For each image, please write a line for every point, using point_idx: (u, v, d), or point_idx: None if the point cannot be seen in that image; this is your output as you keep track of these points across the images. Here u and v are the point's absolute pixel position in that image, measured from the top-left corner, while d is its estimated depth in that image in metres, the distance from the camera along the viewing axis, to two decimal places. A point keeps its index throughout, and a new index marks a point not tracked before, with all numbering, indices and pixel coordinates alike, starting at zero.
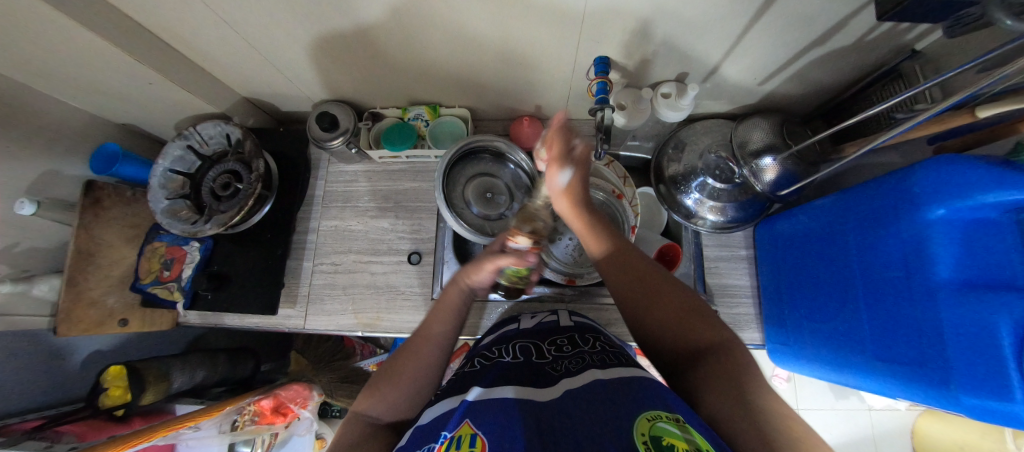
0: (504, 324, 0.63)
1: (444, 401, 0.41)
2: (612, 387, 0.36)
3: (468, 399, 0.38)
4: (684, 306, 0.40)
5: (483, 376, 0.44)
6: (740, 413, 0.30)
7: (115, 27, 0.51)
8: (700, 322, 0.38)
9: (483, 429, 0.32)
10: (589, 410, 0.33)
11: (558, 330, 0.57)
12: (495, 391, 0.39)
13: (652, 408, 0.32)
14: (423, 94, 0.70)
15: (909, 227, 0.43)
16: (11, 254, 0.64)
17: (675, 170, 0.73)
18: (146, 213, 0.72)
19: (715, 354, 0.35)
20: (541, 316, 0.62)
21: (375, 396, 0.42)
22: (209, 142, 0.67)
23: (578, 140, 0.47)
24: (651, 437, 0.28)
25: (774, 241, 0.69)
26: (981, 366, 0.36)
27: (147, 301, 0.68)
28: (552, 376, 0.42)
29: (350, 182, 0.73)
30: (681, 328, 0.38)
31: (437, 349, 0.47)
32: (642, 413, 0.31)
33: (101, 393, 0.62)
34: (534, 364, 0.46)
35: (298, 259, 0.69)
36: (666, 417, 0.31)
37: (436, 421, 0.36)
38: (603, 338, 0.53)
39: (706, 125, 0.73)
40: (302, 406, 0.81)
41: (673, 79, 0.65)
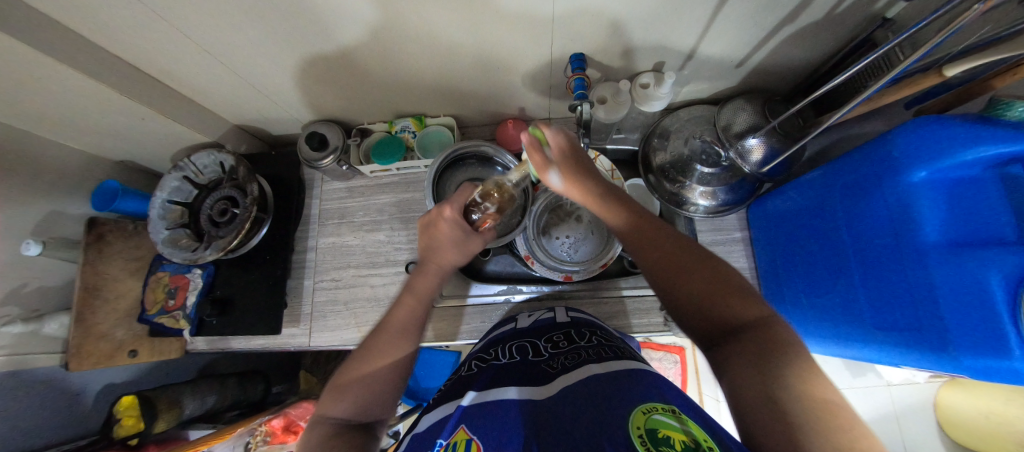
0: (503, 325, 0.64)
1: (440, 408, 0.41)
2: (608, 381, 0.37)
3: (463, 404, 0.39)
4: (718, 283, 0.38)
5: (482, 378, 0.45)
6: (769, 397, 0.29)
7: (102, 67, 0.53)
8: (734, 300, 0.36)
9: (479, 434, 0.33)
10: (587, 406, 0.33)
11: (554, 327, 0.57)
12: (492, 393, 0.40)
13: (648, 400, 0.33)
14: (408, 106, 0.71)
15: (893, 192, 0.44)
16: (22, 295, 0.65)
17: (662, 159, 0.73)
18: (148, 245, 0.74)
19: (752, 332, 0.34)
20: (537, 314, 0.63)
21: (341, 398, 0.42)
22: (204, 171, 0.69)
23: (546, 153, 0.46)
24: (647, 430, 0.28)
25: (765, 219, 0.69)
26: (981, 323, 0.36)
27: (155, 331, 0.70)
28: (549, 374, 0.42)
29: (344, 198, 0.74)
30: (713, 305, 0.37)
31: (404, 342, 0.47)
32: (639, 405, 0.32)
33: (114, 425, 0.63)
34: (530, 364, 0.46)
35: (298, 278, 0.70)
36: (662, 409, 0.31)
37: (433, 428, 0.37)
38: (599, 332, 0.53)
39: (688, 112, 0.74)
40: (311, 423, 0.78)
41: (651, 69, 0.66)
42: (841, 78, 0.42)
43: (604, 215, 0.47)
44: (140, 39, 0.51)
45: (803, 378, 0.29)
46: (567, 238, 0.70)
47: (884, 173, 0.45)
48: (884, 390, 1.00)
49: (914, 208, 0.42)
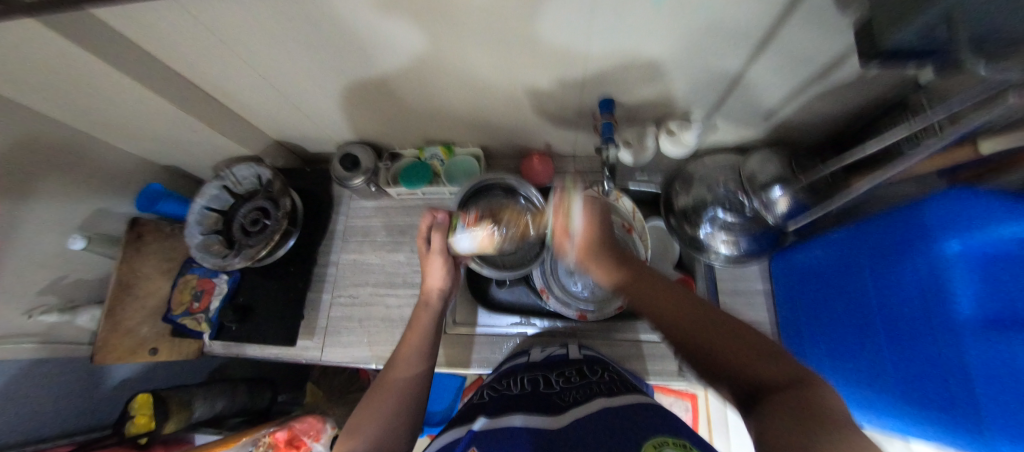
0: (515, 358, 0.64)
1: (451, 432, 0.42)
2: (619, 414, 0.36)
3: (474, 429, 0.39)
4: (753, 346, 0.36)
5: (493, 406, 0.45)
6: (803, 443, 0.26)
7: (167, 82, 0.58)
8: (770, 360, 0.34)
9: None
10: (598, 439, 0.33)
11: (566, 362, 0.56)
12: (503, 420, 0.40)
13: (659, 434, 0.32)
14: (439, 135, 0.74)
15: (924, 262, 0.43)
16: (62, 285, 0.69)
17: (684, 203, 0.73)
18: (182, 246, 0.77)
19: (790, 389, 0.30)
20: (550, 349, 0.62)
21: (357, 437, 0.46)
22: (242, 182, 0.73)
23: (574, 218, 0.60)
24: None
25: (790, 274, 0.68)
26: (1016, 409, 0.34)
27: (176, 331, 0.71)
28: (561, 405, 0.42)
29: (369, 217, 0.76)
30: (739, 363, 0.35)
31: (422, 350, 0.56)
32: (649, 439, 0.31)
33: (126, 422, 0.64)
34: (542, 395, 0.46)
35: (318, 291, 0.72)
36: (674, 443, 0.31)
37: (443, 451, 0.37)
38: (611, 369, 0.52)
39: (714, 158, 0.74)
40: (315, 439, 0.77)
41: (677, 116, 0.68)
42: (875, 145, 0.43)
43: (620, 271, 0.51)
44: (202, 59, 0.56)
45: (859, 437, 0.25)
46: (593, 277, 0.69)
47: (916, 242, 0.44)
48: None
49: (947, 281, 0.40)
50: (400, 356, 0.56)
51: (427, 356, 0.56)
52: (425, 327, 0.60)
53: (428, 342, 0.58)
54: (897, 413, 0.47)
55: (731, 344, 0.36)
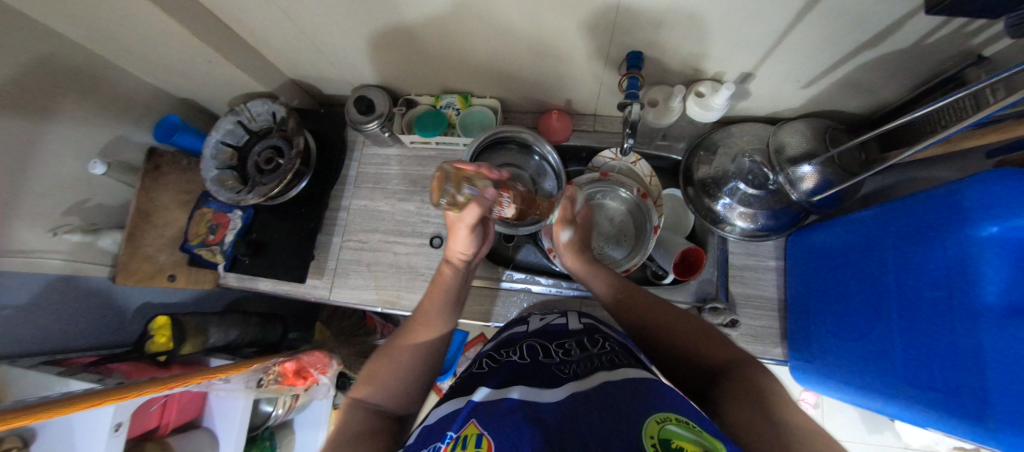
0: (513, 326, 0.64)
1: (451, 402, 0.42)
2: (622, 390, 0.36)
3: (473, 399, 0.39)
4: (698, 335, 0.48)
5: (493, 378, 0.45)
6: (764, 418, 0.34)
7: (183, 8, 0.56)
8: (714, 347, 0.46)
9: (489, 430, 0.32)
10: (606, 414, 0.32)
11: (565, 334, 0.56)
12: (505, 392, 0.40)
13: (660, 410, 0.31)
14: (457, 83, 0.72)
15: (954, 244, 0.41)
16: (83, 208, 0.70)
17: (704, 173, 0.71)
18: (198, 180, 0.78)
19: (738, 372, 0.41)
20: (549, 318, 0.62)
21: (374, 384, 0.48)
22: (257, 119, 0.72)
23: (564, 235, 0.63)
24: (661, 440, 0.27)
25: (806, 253, 0.66)
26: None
27: (193, 260, 0.74)
28: (560, 379, 0.42)
29: (382, 165, 0.76)
30: (698, 351, 0.46)
31: (441, 311, 0.55)
32: (651, 415, 0.31)
33: (147, 339, 0.67)
34: (541, 367, 0.46)
35: (328, 234, 0.73)
36: (675, 420, 0.30)
37: (443, 421, 0.38)
38: (612, 340, 0.52)
39: (742, 127, 0.70)
40: (322, 372, 0.81)
41: (710, 78, 0.64)
42: (907, 119, 0.42)
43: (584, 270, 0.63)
44: None
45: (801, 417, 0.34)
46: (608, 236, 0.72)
47: (949, 223, 0.41)
48: None
49: (976, 264, 0.38)
50: (422, 313, 0.54)
51: (450, 317, 0.55)
52: (450, 291, 0.57)
53: (451, 310, 0.56)
54: (894, 395, 0.47)
55: (682, 335, 0.49)
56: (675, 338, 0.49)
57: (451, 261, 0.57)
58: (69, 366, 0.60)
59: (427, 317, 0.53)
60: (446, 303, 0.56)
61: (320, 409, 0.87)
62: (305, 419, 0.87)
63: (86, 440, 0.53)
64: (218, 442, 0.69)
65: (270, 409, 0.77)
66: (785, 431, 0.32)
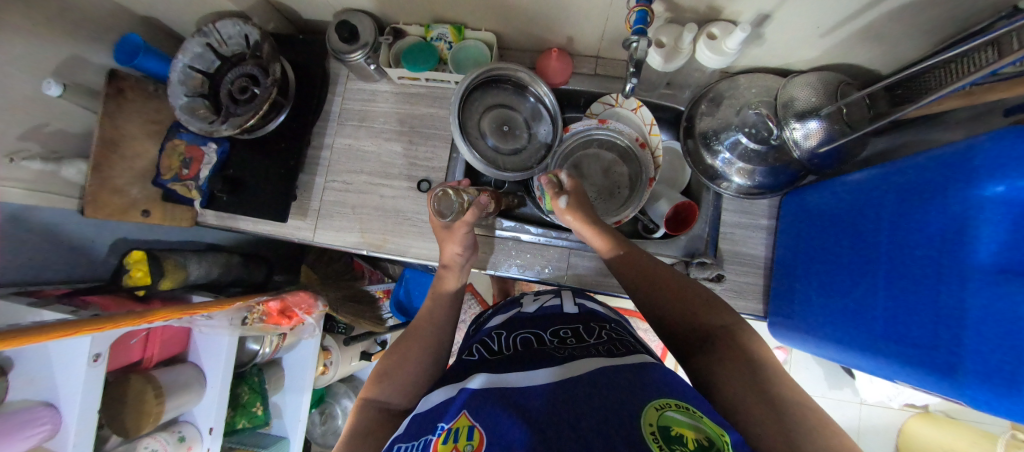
0: (506, 308, 0.63)
1: (444, 388, 0.38)
2: (617, 373, 0.35)
3: (469, 388, 0.35)
4: (695, 299, 0.49)
5: (488, 365, 0.41)
6: (759, 393, 0.37)
7: None
8: (710, 311, 0.48)
9: (483, 421, 0.29)
10: (603, 396, 0.31)
11: (564, 318, 0.55)
12: (503, 378, 0.36)
13: (662, 395, 0.31)
14: (449, 11, 0.65)
15: (958, 201, 0.39)
16: (41, 133, 0.65)
17: (707, 125, 0.68)
18: (167, 110, 0.72)
19: (728, 340, 0.44)
20: (543, 299, 0.62)
21: (381, 384, 0.49)
22: (228, 43, 0.66)
23: (563, 201, 0.58)
24: (661, 428, 0.26)
25: (801, 213, 0.65)
26: (995, 358, 0.33)
27: (168, 195, 0.71)
28: (556, 358, 0.40)
29: (367, 101, 0.71)
30: (692, 315, 0.48)
31: (444, 315, 0.59)
32: (651, 401, 0.30)
33: (122, 274, 0.65)
34: (533, 352, 0.44)
35: (311, 174, 0.70)
36: (675, 407, 0.29)
37: (435, 410, 0.34)
38: (608, 328, 0.51)
39: (751, 78, 0.66)
40: (306, 312, 0.81)
41: (725, 20, 0.59)
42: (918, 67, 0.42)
43: (590, 239, 0.59)
44: None
45: (797, 398, 0.36)
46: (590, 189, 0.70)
47: (957, 180, 0.39)
48: (856, 406, 1.07)
49: (976, 225, 0.37)
50: (422, 317, 0.58)
51: (452, 315, 0.59)
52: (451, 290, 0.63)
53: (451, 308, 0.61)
54: (867, 352, 0.48)
55: (678, 297, 0.50)
56: (670, 302, 0.50)
57: (448, 262, 0.62)
58: (44, 297, 0.59)
59: (430, 317, 0.58)
60: (447, 304, 0.60)
61: (309, 350, 0.87)
62: (293, 364, 0.87)
63: (67, 369, 0.52)
64: (205, 377, 0.70)
65: (257, 347, 0.78)
66: (786, 411, 0.35)
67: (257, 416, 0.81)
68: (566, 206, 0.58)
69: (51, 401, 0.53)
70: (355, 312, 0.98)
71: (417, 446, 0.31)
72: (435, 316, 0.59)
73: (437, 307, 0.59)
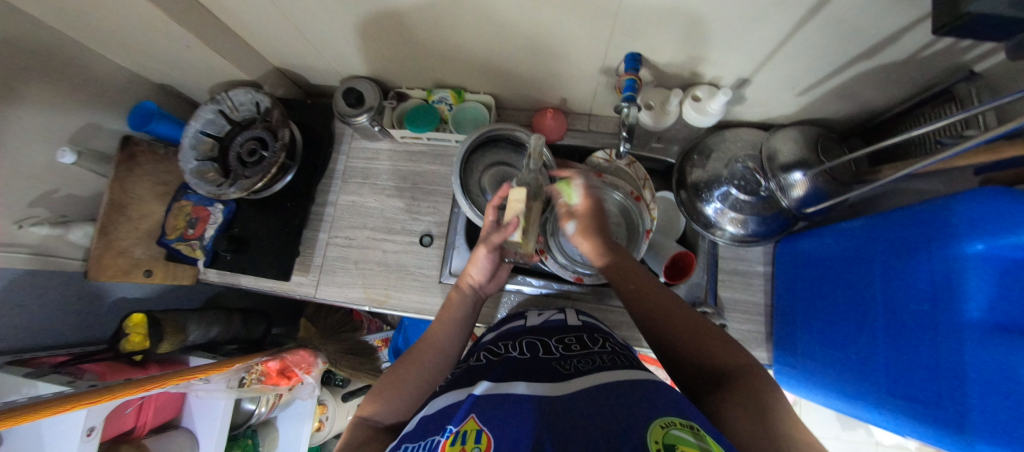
0: (511, 320, 0.62)
1: (451, 393, 0.38)
2: (624, 390, 0.33)
3: (475, 393, 0.35)
4: (709, 334, 0.44)
5: (496, 372, 0.41)
6: (766, 433, 0.33)
7: (173, 3, 0.53)
8: (725, 348, 0.42)
9: (490, 426, 0.30)
10: (608, 410, 0.30)
11: (565, 329, 0.54)
12: (508, 386, 0.36)
13: (666, 413, 0.29)
14: (450, 77, 0.69)
15: (941, 259, 0.41)
16: (52, 198, 0.66)
17: (697, 177, 0.71)
18: (176, 171, 0.75)
19: (741, 380, 0.38)
20: (548, 314, 0.61)
21: (378, 402, 0.49)
22: (239, 109, 0.69)
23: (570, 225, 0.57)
24: (666, 445, 0.25)
25: (794, 260, 0.66)
26: (1007, 417, 0.33)
27: (171, 255, 0.70)
28: (562, 372, 0.39)
29: (371, 159, 0.74)
30: (705, 352, 0.42)
31: (449, 336, 0.56)
32: (656, 418, 0.29)
33: (122, 339, 0.64)
34: (542, 362, 0.43)
35: (314, 230, 0.71)
36: (680, 425, 0.28)
37: (442, 413, 0.34)
38: (611, 340, 0.50)
39: (736, 132, 0.70)
40: (306, 372, 0.79)
41: (708, 82, 0.63)
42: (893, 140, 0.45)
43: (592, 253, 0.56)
44: None
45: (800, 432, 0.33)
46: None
47: (937, 237, 0.41)
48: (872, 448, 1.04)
49: (961, 282, 0.38)
50: (431, 336, 0.56)
51: (457, 345, 0.56)
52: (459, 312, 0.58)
53: (461, 329, 0.58)
54: (876, 402, 0.48)
55: (688, 331, 0.45)
56: (679, 336, 0.45)
57: (464, 284, 0.59)
58: (37, 366, 0.58)
59: (432, 342, 0.55)
60: (456, 330, 0.57)
61: (305, 409, 0.84)
62: (288, 419, 0.85)
63: (59, 441, 0.51)
64: (199, 439, 0.68)
65: (253, 407, 0.76)
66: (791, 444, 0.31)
67: None
68: (574, 229, 0.57)
69: None
70: (353, 366, 0.94)
71: (424, 446, 0.31)
72: (440, 340, 0.56)
73: (442, 332, 0.56)
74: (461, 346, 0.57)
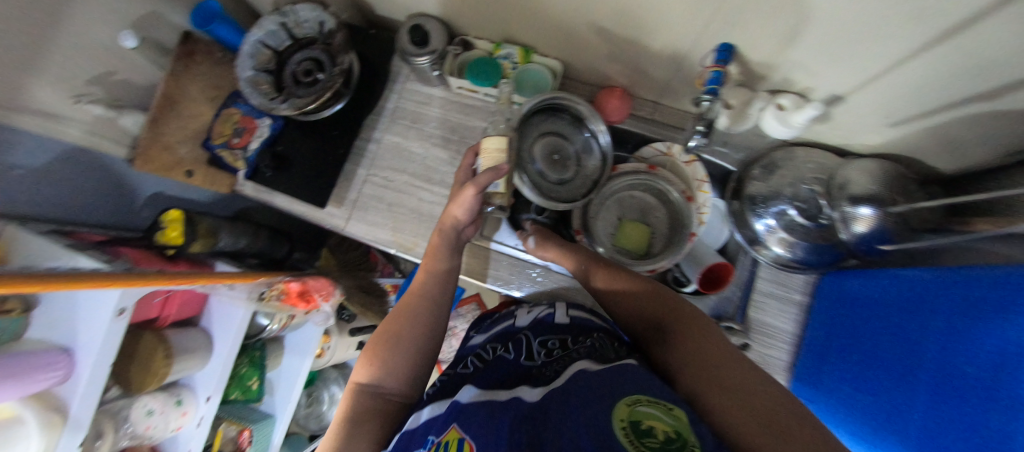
0: (501, 320, 0.61)
1: (434, 404, 0.42)
2: (597, 378, 0.37)
3: (457, 401, 0.39)
4: (698, 331, 0.46)
5: (482, 376, 0.44)
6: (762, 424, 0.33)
7: None
8: (715, 344, 0.44)
9: (471, 433, 0.34)
10: (583, 396, 0.34)
11: (553, 324, 0.55)
12: (490, 394, 0.40)
13: (636, 392, 0.34)
14: (522, 34, 0.66)
15: (1009, 332, 0.36)
16: (110, 81, 0.66)
17: (756, 190, 0.67)
18: (230, 78, 0.74)
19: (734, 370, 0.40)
20: (537, 311, 0.59)
21: (374, 363, 0.49)
22: (303, 25, 0.67)
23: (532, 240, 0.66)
24: (631, 423, 0.30)
25: (837, 296, 0.63)
26: None
27: (214, 160, 0.71)
28: (541, 375, 0.42)
29: (423, 104, 0.72)
30: (697, 346, 0.44)
31: (441, 294, 0.57)
32: (623, 397, 0.34)
33: (157, 230, 0.65)
34: (523, 367, 0.46)
35: (354, 165, 0.70)
36: (646, 401, 0.33)
37: (427, 424, 0.39)
38: (600, 334, 0.51)
39: (808, 151, 0.65)
40: (324, 299, 0.83)
41: (796, 91, 0.58)
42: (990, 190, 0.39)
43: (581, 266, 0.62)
44: None
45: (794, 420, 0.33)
46: (610, 225, 0.70)
47: (1014, 304, 0.36)
48: None
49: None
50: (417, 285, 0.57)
51: (445, 293, 0.57)
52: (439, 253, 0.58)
53: (440, 279, 0.58)
54: None
55: (682, 329, 0.47)
56: (672, 333, 0.47)
57: (445, 222, 0.58)
58: (79, 240, 0.60)
59: (422, 292, 0.56)
60: (439, 276, 0.58)
61: (313, 335, 0.87)
62: (295, 341, 0.87)
63: (90, 319, 0.53)
64: (214, 345, 0.70)
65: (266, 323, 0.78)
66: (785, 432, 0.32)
67: (252, 390, 0.81)
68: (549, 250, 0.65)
69: (66, 347, 0.53)
70: (364, 303, 0.97)
71: None
72: (428, 290, 0.57)
73: (432, 284, 0.57)
74: (451, 294, 0.59)
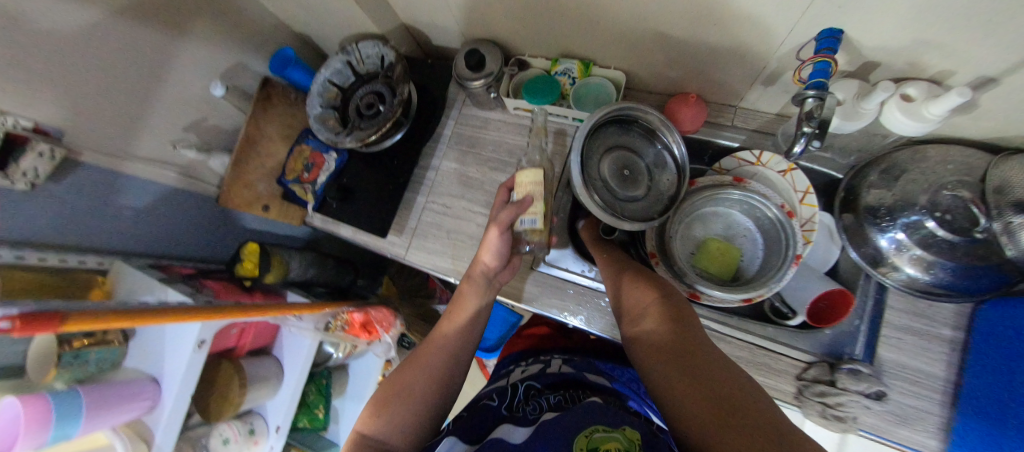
0: (497, 380, 0.65)
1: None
2: (570, 419, 0.41)
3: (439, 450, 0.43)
4: (715, 368, 0.36)
5: (472, 429, 0.48)
6: None
7: None
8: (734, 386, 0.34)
9: None
10: (552, 430, 0.40)
11: (546, 382, 0.56)
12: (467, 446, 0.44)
13: (593, 422, 0.40)
14: (582, 48, 0.63)
15: None
16: (202, 127, 0.73)
17: (876, 199, 0.56)
18: (301, 117, 0.79)
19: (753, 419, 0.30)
20: (532, 368, 0.63)
21: (382, 416, 0.44)
22: (365, 62, 0.70)
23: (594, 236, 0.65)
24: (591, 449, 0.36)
25: (1001, 329, 0.49)
26: None
27: (287, 195, 0.75)
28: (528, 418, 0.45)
29: (480, 127, 0.71)
30: (708, 385, 0.34)
31: (461, 344, 0.53)
32: (582, 428, 0.39)
33: (236, 263, 0.69)
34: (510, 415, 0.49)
35: (414, 192, 0.70)
36: (602, 428, 0.39)
37: None
38: (590, 393, 0.51)
39: (944, 150, 0.52)
40: (385, 330, 0.83)
41: (925, 79, 0.48)
42: None
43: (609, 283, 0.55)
44: None
45: None
46: (690, 244, 0.63)
47: None
48: None
49: None
50: (437, 334, 0.53)
51: (464, 348, 0.53)
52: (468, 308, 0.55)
53: (460, 337, 0.53)
54: None
55: (695, 363, 0.37)
56: (680, 365, 0.38)
57: (475, 271, 0.55)
58: (171, 274, 0.65)
59: (443, 340, 0.52)
60: (464, 330, 0.53)
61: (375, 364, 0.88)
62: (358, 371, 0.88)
63: (175, 350, 0.55)
64: (283, 374, 0.72)
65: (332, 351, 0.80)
66: None
67: (319, 419, 0.81)
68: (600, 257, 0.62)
69: (156, 376, 0.56)
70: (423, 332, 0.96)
71: None
72: (449, 342, 0.52)
73: (451, 335, 0.52)
74: (471, 347, 0.54)
